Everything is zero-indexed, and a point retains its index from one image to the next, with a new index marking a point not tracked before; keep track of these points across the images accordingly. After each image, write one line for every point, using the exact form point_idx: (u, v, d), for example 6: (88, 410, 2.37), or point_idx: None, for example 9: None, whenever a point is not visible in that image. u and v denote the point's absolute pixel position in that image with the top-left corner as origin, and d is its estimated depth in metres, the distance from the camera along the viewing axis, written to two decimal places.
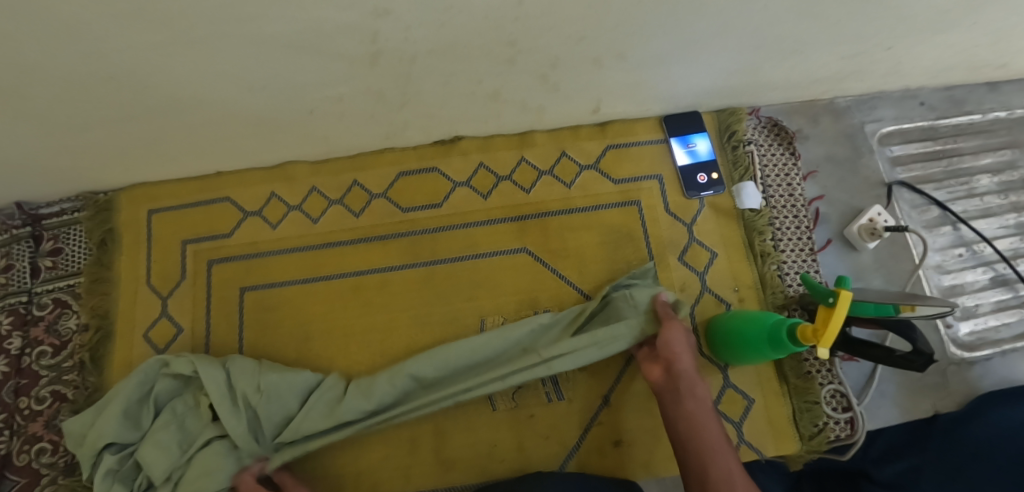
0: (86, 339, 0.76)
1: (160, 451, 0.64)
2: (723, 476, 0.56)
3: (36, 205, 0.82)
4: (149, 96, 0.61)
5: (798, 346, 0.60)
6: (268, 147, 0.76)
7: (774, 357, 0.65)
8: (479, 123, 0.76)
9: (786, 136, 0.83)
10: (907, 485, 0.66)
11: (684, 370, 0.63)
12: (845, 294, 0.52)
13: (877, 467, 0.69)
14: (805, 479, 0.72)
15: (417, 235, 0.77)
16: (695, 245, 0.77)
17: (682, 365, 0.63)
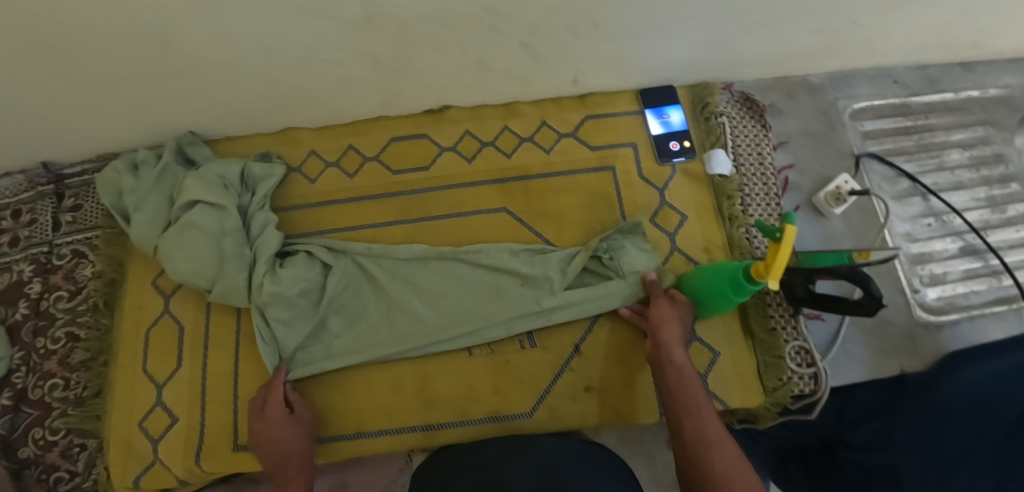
0: (100, 285, 0.83)
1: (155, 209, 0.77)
2: (700, 432, 0.55)
3: (60, 165, 0.89)
4: (162, 56, 0.67)
5: (756, 286, 0.63)
6: (271, 112, 0.82)
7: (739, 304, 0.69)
8: (466, 92, 0.82)
9: (757, 109, 0.87)
10: (870, 445, 0.62)
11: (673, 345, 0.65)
12: (788, 229, 0.53)
13: (850, 433, 0.66)
14: (788, 455, 0.75)
15: (407, 195, 0.82)
16: (667, 208, 0.81)
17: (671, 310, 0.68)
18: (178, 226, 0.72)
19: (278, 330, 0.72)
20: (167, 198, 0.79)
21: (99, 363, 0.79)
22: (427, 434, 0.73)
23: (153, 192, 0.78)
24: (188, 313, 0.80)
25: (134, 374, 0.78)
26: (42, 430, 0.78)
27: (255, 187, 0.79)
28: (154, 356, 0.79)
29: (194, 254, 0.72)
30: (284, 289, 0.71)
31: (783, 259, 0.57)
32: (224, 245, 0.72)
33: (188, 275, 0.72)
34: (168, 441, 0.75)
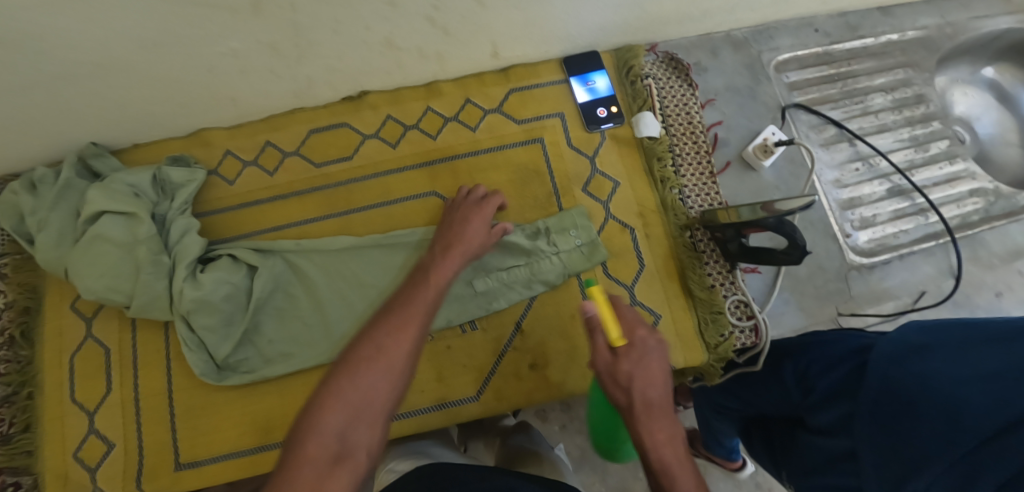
0: (13, 316, 0.78)
1: (60, 226, 0.73)
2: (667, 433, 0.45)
3: None
4: (33, 63, 0.62)
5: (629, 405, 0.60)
6: (176, 113, 0.77)
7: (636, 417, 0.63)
8: (382, 74, 0.79)
9: (683, 68, 0.85)
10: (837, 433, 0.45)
11: (658, 395, 0.46)
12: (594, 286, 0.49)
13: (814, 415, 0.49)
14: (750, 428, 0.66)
15: (332, 188, 0.79)
16: (599, 176, 0.80)
17: (632, 319, 0.50)
18: (84, 240, 0.68)
19: (206, 337, 0.69)
20: (74, 213, 0.74)
21: (22, 396, 0.75)
22: None
23: (56, 209, 0.73)
24: (112, 335, 0.76)
25: (62, 404, 0.75)
26: None
27: (175, 193, 0.76)
28: (81, 382, 0.75)
29: (106, 268, 0.68)
30: (207, 293, 0.68)
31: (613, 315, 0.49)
32: (137, 255, 0.68)
33: (102, 291, 0.68)
34: (107, 468, 0.72)
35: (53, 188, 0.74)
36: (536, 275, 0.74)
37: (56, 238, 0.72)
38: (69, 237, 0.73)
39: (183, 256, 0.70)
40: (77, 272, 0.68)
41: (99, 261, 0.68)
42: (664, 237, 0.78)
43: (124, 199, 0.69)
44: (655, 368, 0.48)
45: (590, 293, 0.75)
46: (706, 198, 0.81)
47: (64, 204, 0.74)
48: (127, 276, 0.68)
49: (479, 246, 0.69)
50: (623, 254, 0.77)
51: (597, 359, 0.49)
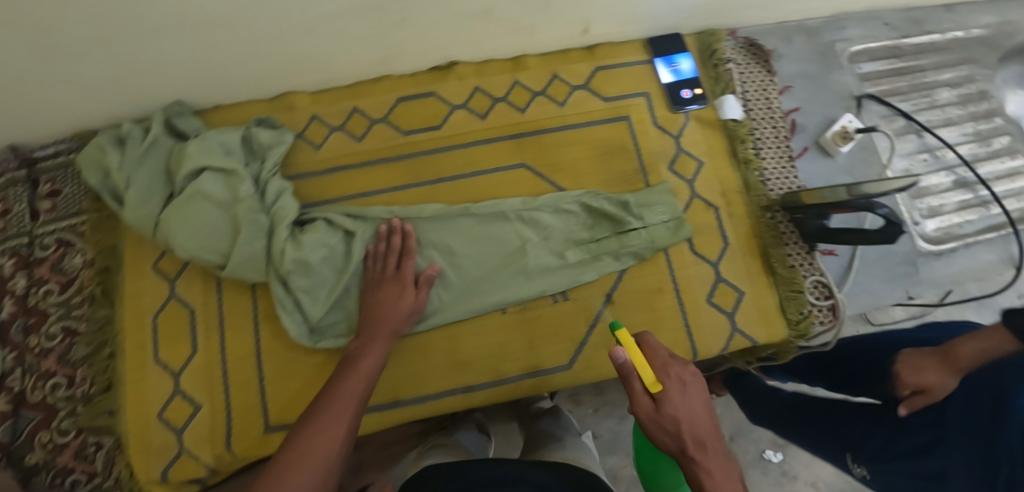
0: (93, 274, 0.77)
1: (149, 185, 0.72)
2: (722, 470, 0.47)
3: (30, 148, 0.82)
4: (144, 13, 0.60)
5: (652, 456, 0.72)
6: (267, 75, 0.76)
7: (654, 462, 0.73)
8: (473, 45, 0.79)
9: (763, 54, 0.87)
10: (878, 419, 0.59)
11: (706, 432, 0.48)
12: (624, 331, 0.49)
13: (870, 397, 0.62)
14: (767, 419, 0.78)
15: (419, 156, 0.79)
16: (684, 155, 0.81)
17: (663, 360, 0.51)
18: (182, 197, 0.67)
19: (302, 299, 0.69)
20: (161, 171, 0.73)
21: (104, 355, 0.74)
22: (466, 397, 0.71)
23: (145, 166, 0.72)
24: (196, 296, 0.75)
25: (144, 364, 0.74)
26: (50, 433, 0.73)
27: (264, 154, 0.75)
28: (164, 343, 0.74)
29: (202, 226, 0.67)
30: (307, 254, 0.68)
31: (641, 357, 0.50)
32: (235, 215, 0.67)
33: (196, 250, 0.67)
34: (192, 430, 0.71)
35: (140, 145, 0.73)
36: (625, 248, 0.75)
37: (144, 196, 0.71)
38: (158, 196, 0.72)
39: (278, 217, 0.69)
40: (173, 230, 0.67)
41: (194, 220, 0.67)
42: (746, 217, 0.80)
43: (222, 158, 0.68)
44: (694, 408, 0.49)
45: (676, 268, 0.77)
46: (786, 181, 0.82)
47: (150, 161, 0.72)
48: (223, 235, 0.67)
49: (406, 317, 0.67)
50: (707, 231, 0.79)
51: (637, 406, 0.50)
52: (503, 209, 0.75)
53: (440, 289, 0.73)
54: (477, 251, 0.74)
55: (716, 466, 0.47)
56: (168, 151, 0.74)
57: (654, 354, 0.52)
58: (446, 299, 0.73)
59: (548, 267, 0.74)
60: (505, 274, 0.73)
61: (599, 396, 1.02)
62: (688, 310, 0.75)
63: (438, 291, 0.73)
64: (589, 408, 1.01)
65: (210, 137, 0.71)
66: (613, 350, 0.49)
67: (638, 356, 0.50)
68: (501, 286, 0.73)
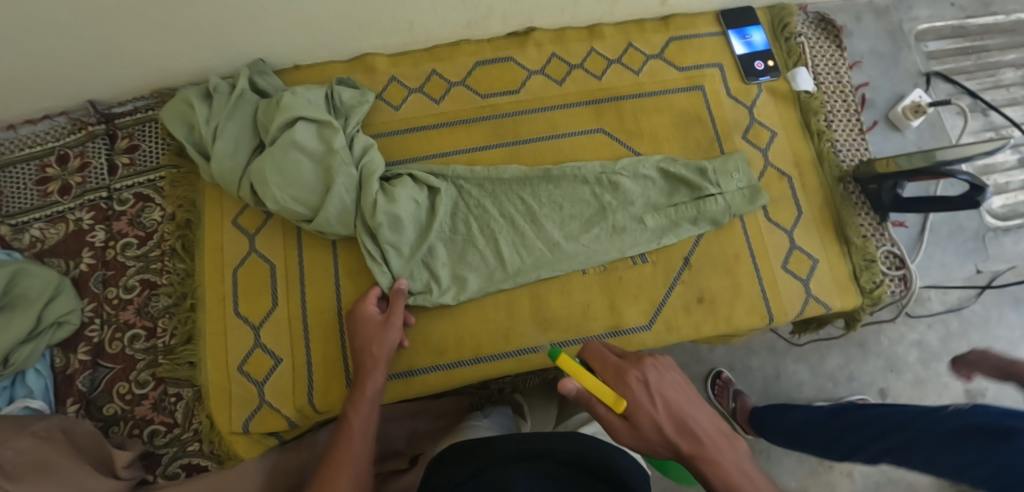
0: (173, 229, 0.77)
1: (235, 138, 0.72)
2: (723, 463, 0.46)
3: (108, 104, 0.82)
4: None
5: None
6: (352, 34, 0.77)
7: None
8: (556, 10, 0.79)
9: (834, 29, 0.88)
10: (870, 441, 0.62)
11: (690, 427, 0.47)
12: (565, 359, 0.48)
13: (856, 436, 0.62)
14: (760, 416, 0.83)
15: (499, 119, 0.79)
16: (758, 125, 0.82)
17: (624, 372, 0.50)
18: (275, 148, 0.67)
19: (389, 253, 0.69)
20: (248, 125, 0.73)
21: (185, 307, 0.74)
22: (548, 354, 0.72)
23: (232, 119, 0.72)
24: (277, 251, 0.76)
25: (225, 317, 0.74)
26: (128, 384, 0.74)
27: (348, 112, 0.75)
28: (244, 297, 0.75)
29: (295, 176, 0.67)
30: (399, 207, 0.68)
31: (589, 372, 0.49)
32: (327, 167, 0.68)
33: (288, 200, 0.67)
34: (274, 382, 0.72)
35: (227, 99, 0.74)
36: (704, 213, 0.75)
37: (231, 149, 0.72)
38: (244, 149, 0.72)
39: (368, 172, 0.70)
40: (264, 180, 0.67)
41: (288, 171, 0.67)
42: (820, 187, 0.81)
43: (313, 111, 0.69)
44: (669, 403, 0.49)
45: (753, 233, 0.77)
46: (855, 153, 0.83)
47: (235, 115, 0.73)
48: (313, 188, 0.68)
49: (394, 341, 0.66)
50: (782, 200, 0.79)
51: (614, 429, 0.48)
52: (582, 174, 0.76)
53: (522, 248, 0.74)
54: (556, 212, 0.75)
55: (718, 450, 0.47)
56: (254, 107, 0.74)
57: (606, 372, 0.51)
58: (528, 257, 0.73)
59: (627, 230, 0.75)
60: (586, 235, 0.74)
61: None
62: (765, 276, 0.76)
63: (520, 250, 0.74)
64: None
65: (298, 92, 0.71)
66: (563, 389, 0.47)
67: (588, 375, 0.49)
68: (584, 247, 0.74)
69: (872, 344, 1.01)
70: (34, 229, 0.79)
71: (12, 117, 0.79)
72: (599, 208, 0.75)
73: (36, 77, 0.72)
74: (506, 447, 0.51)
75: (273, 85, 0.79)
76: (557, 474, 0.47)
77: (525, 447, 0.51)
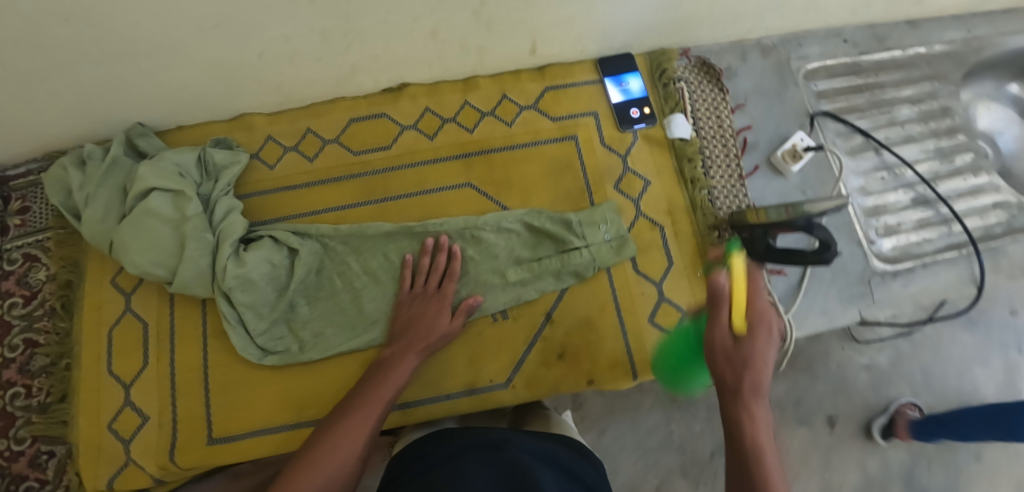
0: (55, 288, 0.80)
1: (103, 202, 0.74)
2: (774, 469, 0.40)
3: (3, 167, 0.85)
4: (85, 44, 0.63)
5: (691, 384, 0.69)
6: (222, 98, 0.79)
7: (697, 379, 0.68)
8: (424, 66, 0.81)
9: (716, 72, 0.87)
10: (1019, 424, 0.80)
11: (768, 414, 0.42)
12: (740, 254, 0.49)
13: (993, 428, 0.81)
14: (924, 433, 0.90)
15: (370, 175, 0.81)
16: (631, 174, 0.82)
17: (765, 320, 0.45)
18: (132, 215, 0.69)
19: (244, 314, 0.71)
20: (120, 190, 0.76)
21: (62, 366, 0.77)
22: (403, 414, 0.71)
23: (104, 185, 0.75)
24: (151, 310, 0.78)
25: (99, 376, 0.76)
26: (6, 441, 0.76)
27: (218, 174, 0.77)
28: (119, 355, 0.77)
29: (151, 242, 0.69)
30: (249, 271, 0.70)
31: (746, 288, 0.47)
32: (180, 232, 0.70)
33: (146, 265, 0.69)
34: (141, 439, 0.74)
35: (100, 165, 0.76)
36: (567, 267, 0.75)
37: (98, 213, 0.74)
38: (111, 212, 0.74)
39: (224, 235, 0.71)
40: (121, 247, 0.70)
41: (143, 238, 0.69)
42: (692, 236, 0.80)
43: (170, 178, 0.71)
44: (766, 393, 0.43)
45: (619, 286, 0.77)
46: (734, 200, 0.82)
47: (106, 180, 0.75)
48: (169, 252, 0.70)
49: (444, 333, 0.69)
50: (651, 250, 0.79)
51: (716, 336, 0.45)
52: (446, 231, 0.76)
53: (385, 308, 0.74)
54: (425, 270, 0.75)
55: (760, 420, 0.42)
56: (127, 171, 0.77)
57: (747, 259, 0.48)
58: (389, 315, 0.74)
59: (489, 287, 0.75)
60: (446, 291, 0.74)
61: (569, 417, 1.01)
62: (629, 330, 0.75)
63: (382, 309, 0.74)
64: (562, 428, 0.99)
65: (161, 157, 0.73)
66: (715, 278, 0.46)
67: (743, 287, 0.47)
68: None
69: (820, 368, 1.00)
70: None
71: None
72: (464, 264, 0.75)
73: None
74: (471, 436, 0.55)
75: (154, 146, 0.80)
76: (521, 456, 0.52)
77: (487, 438, 0.55)
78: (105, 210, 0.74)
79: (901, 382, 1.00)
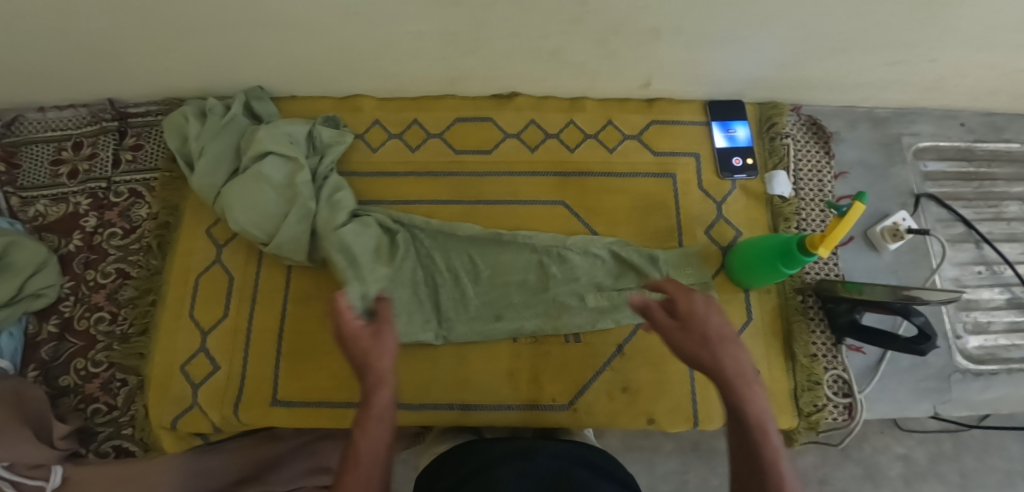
0: (154, 227, 0.84)
1: (214, 157, 0.77)
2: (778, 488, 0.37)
3: (125, 103, 0.90)
4: (235, 11, 0.66)
5: (802, 263, 0.66)
6: (339, 78, 0.81)
7: (783, 278, 0.70)
8: (537, 80, 0.81)
9: (825, 135, 0.86)
10: None
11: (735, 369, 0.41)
12: (860, 205, 0.59)
13: None
14: None
15: (465, 176, 0.82)
16: (723, 222, 0.81)
17: (688, 315, 0.42)
18: (245, 175, 0.73)
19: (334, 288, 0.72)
20: (232, 146, 0.79)
21: (146, 302, 0.80)
22: (461, 415, 0.73)
23: (217, 141, 0.78)
24: (238, 265, 0.81)
25: (180, 317, 0.80)
26: (84, 361, 0.80)
27: (324, 150, 0.79)
28: (201, 303, 0.80)
29: (257, 203, 0.72)
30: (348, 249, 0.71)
31: (843, 230, 0.60)
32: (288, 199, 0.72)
33: (247, 225, 0.72)
34: (208, 388, 0.76)
35: (218, 121, 0.80)
36: (645, 302, 0.75)
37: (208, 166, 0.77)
38: (219, 168, 0.77)
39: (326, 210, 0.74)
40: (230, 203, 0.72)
41: (252, 199, 0.72)
42: (774, 296, 0.79)
43: (283, 146, 0.73)
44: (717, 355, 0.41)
45: None
46: (825, 267, 0.80)
47: (220, 136, 0.78)
48: (273, 216, 0.72)
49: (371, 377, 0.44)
50: (732, 303, 0.78)
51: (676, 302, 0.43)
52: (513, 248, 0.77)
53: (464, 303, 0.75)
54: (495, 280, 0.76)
55: (748, 385, 0.40)
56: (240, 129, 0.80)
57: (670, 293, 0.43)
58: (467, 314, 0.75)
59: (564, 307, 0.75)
60: (523, 303, 0.75)
61: None
62: (697, 379, 0.75)
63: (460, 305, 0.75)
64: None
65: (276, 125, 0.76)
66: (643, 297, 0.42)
67: (843, 229, 0.61)
68: (518, 316, 0.75)
69: (855, 450, 0.97)
70: (40, 205, 0.88)
71: (45, 101, 0.90)
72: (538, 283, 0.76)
73: (63, 73, 0.82)
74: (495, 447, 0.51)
75: (264, 112, 0.83)
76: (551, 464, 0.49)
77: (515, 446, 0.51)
78: (214, 164, 0.77)
79: (936, 481, 0.96)
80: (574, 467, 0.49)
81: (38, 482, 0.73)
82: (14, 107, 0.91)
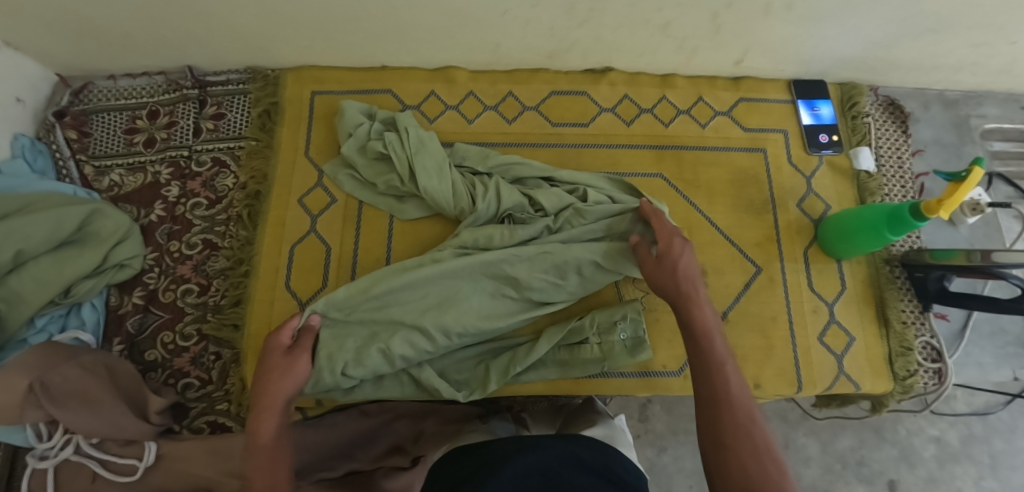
0: (243, 197, 0.82)
1: (375, 166, 0.79)
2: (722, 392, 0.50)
3: (203, 72, 0.88)
4: None
5: (910, 227, 0.67)
6: (438, 49, 0.81)
7: (885, 242, 0.71)
8: (635, 56, 0.82)
9: (901, 115, 0.89)
10: None
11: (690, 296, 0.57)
12: (978, 169, 0.60)
13: None
14: None
15: (565, 147, 0.83)
16: (813, 196, 0.84)
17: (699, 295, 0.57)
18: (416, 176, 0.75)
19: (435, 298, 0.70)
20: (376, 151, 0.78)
21: (238, 273, 0.78)
22: (575, 381, 0.74)
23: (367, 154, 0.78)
24: (335, 235, 0.79)
25: (275, 288, 0.77)
26: (173, 335, 0.78)
27: (425, 141, 0.77)
28: (297, 273, 0.78)
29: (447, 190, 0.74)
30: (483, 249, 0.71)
31: (961, 195, 0.61)
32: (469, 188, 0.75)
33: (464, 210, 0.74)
34: None
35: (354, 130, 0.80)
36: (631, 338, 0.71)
37: (377, 175, 0.78)
38: (386, 174, 0.78)
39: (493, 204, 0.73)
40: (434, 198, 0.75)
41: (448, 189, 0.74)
42: (865, 266, 0.81)
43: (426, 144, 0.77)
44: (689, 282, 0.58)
45: (793, 300, 0.78)
46: (909, 240, 0.83)
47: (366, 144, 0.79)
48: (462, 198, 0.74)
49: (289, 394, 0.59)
50: (826, 273, 0.80)
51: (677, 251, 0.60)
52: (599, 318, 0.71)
53: (482, 354, 0.72)
54: (564, 335, 0.71)
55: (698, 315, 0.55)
56: (410, 127, 0.78)
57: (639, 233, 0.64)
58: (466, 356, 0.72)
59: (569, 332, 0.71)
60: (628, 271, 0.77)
61: (644, 423, 0.93)
62: (799, 345, 0.77)
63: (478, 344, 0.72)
64: (631, 434, 0.93)
65: (613, 194, 0.76)
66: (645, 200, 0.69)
67: (962, 193, 0.62)
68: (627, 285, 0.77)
69: (888, 432, 0.89)
70: (115, 174, 0.85)
71: (115, 69, 0.87)
72: (636, 341, 0.70)
73: (149, 39, 0.79)
74: (498, 448, 0.53)
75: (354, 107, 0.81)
76: (546, 457, 0.50)
77: (519, 442, 0.53)
78: (380, 172, 0.78)
79: None
80: (569, 467, 0.49)
81: (131, 461, 0.68)
82: (82, 75, 0.87)
